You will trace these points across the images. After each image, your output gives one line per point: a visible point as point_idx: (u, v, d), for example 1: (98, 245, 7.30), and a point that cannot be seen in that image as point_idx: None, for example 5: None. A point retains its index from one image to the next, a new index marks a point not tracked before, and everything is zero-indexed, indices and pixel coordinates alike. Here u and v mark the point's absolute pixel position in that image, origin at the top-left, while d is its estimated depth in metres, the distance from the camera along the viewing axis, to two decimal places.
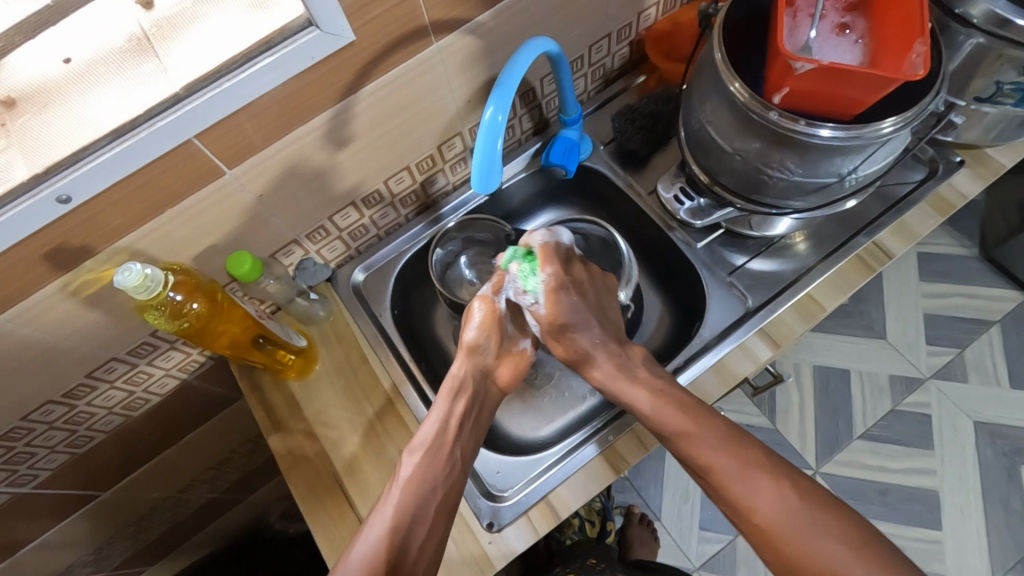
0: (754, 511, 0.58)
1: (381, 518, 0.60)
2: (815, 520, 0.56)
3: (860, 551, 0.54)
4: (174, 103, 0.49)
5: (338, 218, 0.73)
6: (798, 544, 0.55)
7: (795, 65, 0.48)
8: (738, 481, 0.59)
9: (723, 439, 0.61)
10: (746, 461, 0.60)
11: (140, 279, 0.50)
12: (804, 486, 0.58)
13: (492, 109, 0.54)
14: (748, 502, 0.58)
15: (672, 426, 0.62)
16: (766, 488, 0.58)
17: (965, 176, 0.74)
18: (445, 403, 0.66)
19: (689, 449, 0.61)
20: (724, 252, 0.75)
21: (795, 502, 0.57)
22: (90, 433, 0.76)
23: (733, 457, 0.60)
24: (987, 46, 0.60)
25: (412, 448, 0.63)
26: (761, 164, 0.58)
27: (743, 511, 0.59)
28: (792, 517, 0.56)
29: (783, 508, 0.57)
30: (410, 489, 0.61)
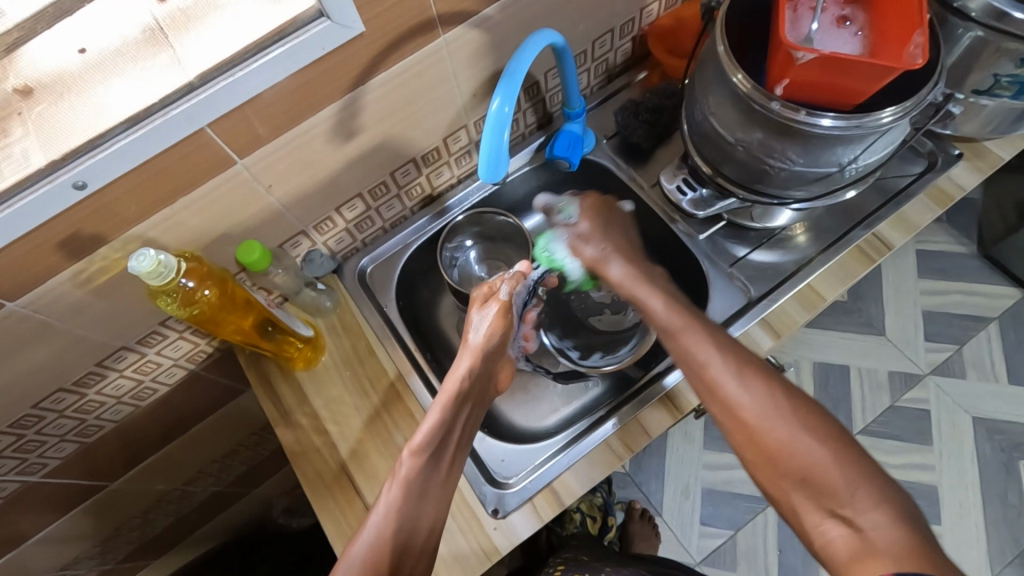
0: (737, 410, 0.57)
1: (379, 517, 0.57)
2: (800, 422, 0.54)
3: (838, 451, 0.52)
4: (188, 91, 0.50)
5: (345, 209, 0.74)
6: (779, 444, 0.54)
7: (797, 55, 0.49)
8: (731, 378, 0.58)
9: (721, 343, 0.61)
10: (738, 362, 0.59)
11: (154, 265, 0.50)
12: (792, 392, 0.57)
13: (500, 100, 0.55)
14: (731, 404, 0.58)
15: (667, 323, 0.65)
16: (757, 385, 0.57)
17: (963, 169, 0.75)
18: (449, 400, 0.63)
19: (678, 344, 0.63)
20: (726, 244, 0.76)
21: (778, 401, 0.56)
22: (99, 423, 0.77)
23: (722, 355, 0.60)
24: (984, 40, 0.61)
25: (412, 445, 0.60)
26: (764, 154, 0.59)
27: (729, 410, 0.58)
28: (768, 416, 0.55)
29: (768, 410, 0.56)
30: (409, 489, 0.58)
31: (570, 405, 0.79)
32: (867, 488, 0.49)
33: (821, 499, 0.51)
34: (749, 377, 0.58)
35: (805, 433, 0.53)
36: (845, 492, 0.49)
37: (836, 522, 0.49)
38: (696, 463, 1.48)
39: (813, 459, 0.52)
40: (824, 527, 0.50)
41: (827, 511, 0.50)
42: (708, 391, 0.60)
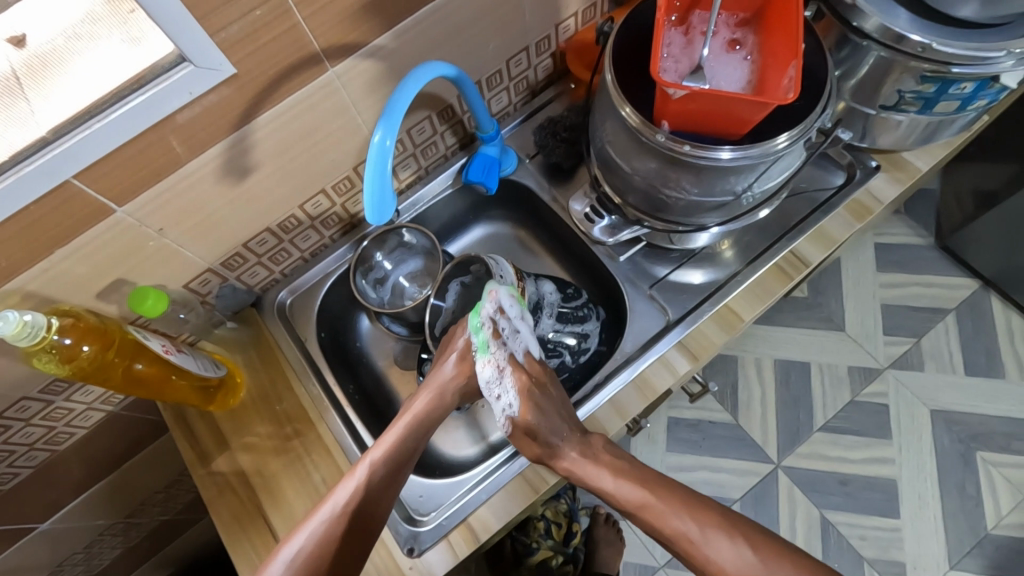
0: (720, 571, 0.56)
1: (361, 475, 0.61)
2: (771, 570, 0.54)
3: (771, 558, 0.55)
4: (41, 147, 0.48)
5: (254, 243, 0.72)
6: (718, 554, 0.57)
7: (671, 91, 0.47)
8: (701, 544, 0.58)
9: (683, 505, 0.60)
10: (704, 520, 0.59)
11: (18, 327, 0.49)
12: (736, 524, 0.58)
13: (380, 134, 0.52)
14: (708, 564, 0.57)
15: (533, 455, 0.64)
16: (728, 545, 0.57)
17: (882, 181, 0.74)
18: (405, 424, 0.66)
19: (652, 520, 0.60)
20: (647, 264, 0.75)
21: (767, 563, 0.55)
22: (13, 470, 0.75)
23: (682, 517, 0.60)
24: (888, 58, 0.61)
25: (402, 421, 0.66)
26: (660, 184, 0.57)
27: (693, 555, 0.58)
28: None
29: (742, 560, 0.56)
30: (389, 467, 0.62)
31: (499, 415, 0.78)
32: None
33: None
34: (699, 517, 0.59)
35: (742, 553, 0.56)
36: None
37: None
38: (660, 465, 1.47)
39: None
40: None
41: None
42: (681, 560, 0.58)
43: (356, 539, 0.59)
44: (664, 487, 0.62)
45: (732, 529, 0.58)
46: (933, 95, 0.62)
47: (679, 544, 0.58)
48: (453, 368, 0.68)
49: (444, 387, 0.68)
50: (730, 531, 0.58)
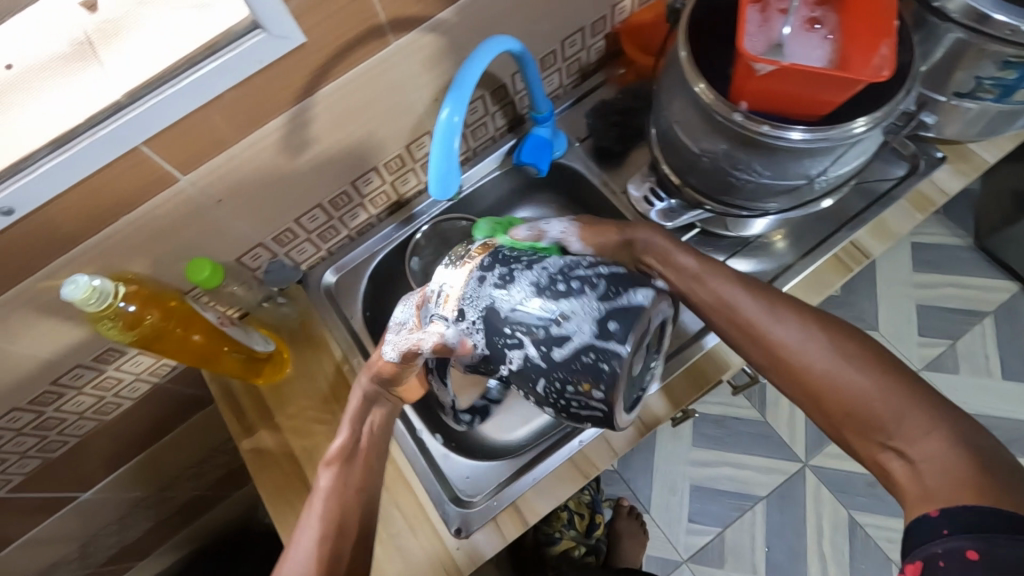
0: (783, 351, 0.54)
1: (327, 488, 0.57)
2: (850, 355, 0.52)
3: (884, 381, 0.50)
4: (116, 110, 0.48)
5: (305, 219, 0.72)
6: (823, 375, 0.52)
7: (756, 66, 0.46)
8: (768, 319, 0.55)
9: (745, 279, 0.58)
10: (775, 303, 0.56)
11: (88, 292, 0.50)
12: (878, 356, 0.52)
13: (449, 110, 0.52)
14: (830, 386, 0.51)
15: (767, 361, 0.56)
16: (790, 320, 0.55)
17: (946, 173, 0.72)
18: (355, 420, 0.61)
19: (704, 289, 0.59)
20: (699, 251, 0.74)
21: (835, 341, 0.53)
22: (62, 438, 0.76)
23: (875, 379, 0.50)
24: (967, 42, 0.58)
25: (349, 422, 0.60)
26: (729, 166, 0.57)
27: (770, 349, 0.55)
28: (825, 362, 0.52)
29: (881, 396, 0.49)
30: (343, 468, 0.58)
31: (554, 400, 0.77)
32: (919, 414, 0.48)
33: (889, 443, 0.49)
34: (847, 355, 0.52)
35: (880, 389, 0.50)
36: (895, 420, 0.48)
37: (889, 454, 0.49)
38: (682, 459, 1.42)
39: (888, 419, 0.49)
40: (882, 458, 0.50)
41: (881, 444, 0.49)
42: (795, 378, 0.54)
43: (342, 543, 0.54)
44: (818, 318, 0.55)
45: (868, 358, 0.51)
46: (1013, 82, 0.60)
47: (809, 369, 0.52)
48: (367, 387, 0.61)
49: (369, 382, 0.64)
50: (804, 315, 0.55)
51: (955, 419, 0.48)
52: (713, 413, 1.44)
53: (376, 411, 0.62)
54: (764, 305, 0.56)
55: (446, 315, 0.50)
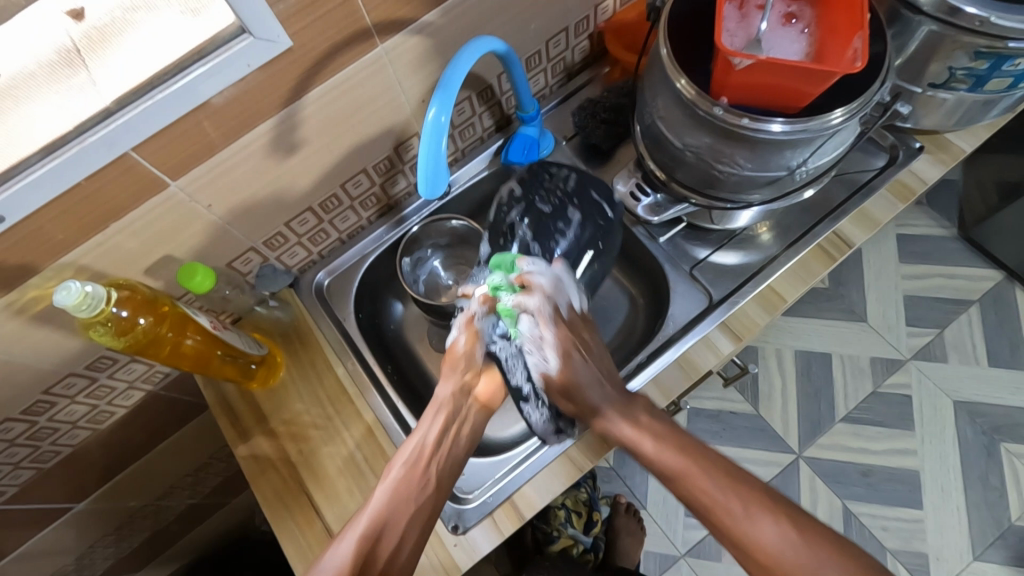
0: (728, 532, 0.51)
1: (381, 499, 0.58)
2: (785, 536, 0.50)
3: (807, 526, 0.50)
4: (106, 117, 0.49)
5: (296, 223, 0.72)
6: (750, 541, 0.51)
7: (734, 61, 0.48)
8: (731, 512, 0.52)
9: (705, 460, 0.56)
10: (723, 487, 0.53)
11: (81, 297, 0.51)
12: (828, 545, 0.49)
13: (436, 110, 0.54)
14: (750, 544, 0.51)
15: (675, 467, 0.56)
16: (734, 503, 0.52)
17: (926, 163, 0.74)
18: (430, 421, 0.64)
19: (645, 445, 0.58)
20: (687, 245, 0.75)
21: (764, 519, 0.51)
22: (55, 448, 0.76)
23: (797, 547, 0.49)
24: (939, 33, 0.60)
25: (421, 427, 0.63)
26: (713, 160, 0.58)
27: (707, 514, 0.53)
28: (756, 542, 0.50)
29: (788, 547, 0.49)
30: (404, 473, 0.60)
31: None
32: None
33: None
34: (757, 511, 0.52)
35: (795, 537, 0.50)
36: None
37: None
38: None
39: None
40: None
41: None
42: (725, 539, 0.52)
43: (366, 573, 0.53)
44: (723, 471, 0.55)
45: (813, 541, 0.49)
46: (985, 72, 0.62)
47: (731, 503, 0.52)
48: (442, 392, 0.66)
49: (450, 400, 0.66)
50: (755, 497, 0.52)
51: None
52: (707, 408, 1.45)
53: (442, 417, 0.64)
54: (704, 472, 0.54)
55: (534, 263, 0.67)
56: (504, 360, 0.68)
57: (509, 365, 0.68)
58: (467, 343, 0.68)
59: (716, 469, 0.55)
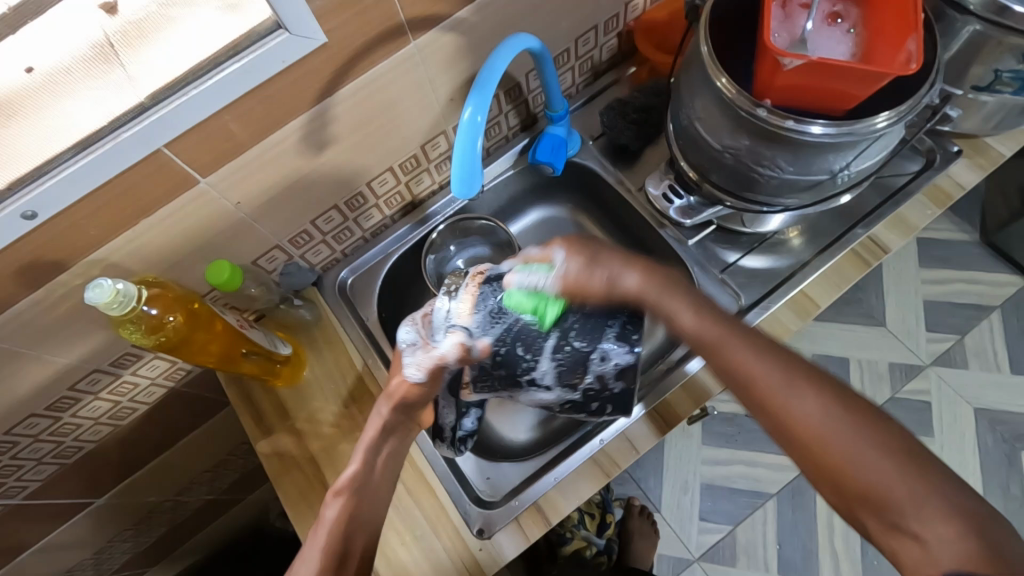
0: (793, 427, 0.49)
1: (327, 534, 0.55)
2: (861, 431, 0.47)
3: (903, 462, 0.46)
4: (141, 112, 0.48)
5: (321, 221, 0.71)
6: (835, 457, 0.47)
7: (784, 61, 0.46)
8: (784, 390, 0.50)
9: (768, 346, 0.53)
10: (794, 372, 0.51)
11: (111, 295, 0.51)
12: (903, 446, 0.47)
13: (471, 109, 0.53)
14: (788, 421, 0.50)
15: (708, 337, 0.55)
16: (812, 397, 0.49)
17: (963, 167, 0.72)
18: (368, 440, 0.60)
19: (721, 355, 0.54)
20: (716, 248, 0.74)
21: (841, 417, 0.48)
22: (78, 444, 0.76)
23: (890, 464, 0.46)
24: (986, 34, 0.58)
25: (360, 453, 0.59)
26: (751, 161, 0.57)
27: (780, 418, 0.50)
28: (832, 437, 0.48)
29: (855, 444, 0.47)
30: (349, 500, 0.57)
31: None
32: (933, 501, 0.44)
33: (884, 515, 0.45)
34: (817, 388, 0.50)
35: (890, 460, 0.46)
36: (906, 506, 0.44)
37: (899, 535, 0.44)
38: (695, 458, 1.40)
39: (905, 506, 0.44)
40: (891, 541, 0.45)
41: (894, 527, 0.45)
42: (807, 458, 0.49)
43: None
44: (778, 353, 0.53)
45: (886, 442, 0.47)
46: None
47: (822, 438, 0.48)
48: (387, 421, 0.60)
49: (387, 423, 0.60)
50: (823, 389, 0.50)
51: (960, 494, 0.44)
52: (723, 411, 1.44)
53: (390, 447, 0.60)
54: (778, 377, 0.51)
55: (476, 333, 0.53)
56: (438, 401, 0.63)
57: (441, 409, 0.64)
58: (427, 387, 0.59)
59: (796, 363, 0.52)
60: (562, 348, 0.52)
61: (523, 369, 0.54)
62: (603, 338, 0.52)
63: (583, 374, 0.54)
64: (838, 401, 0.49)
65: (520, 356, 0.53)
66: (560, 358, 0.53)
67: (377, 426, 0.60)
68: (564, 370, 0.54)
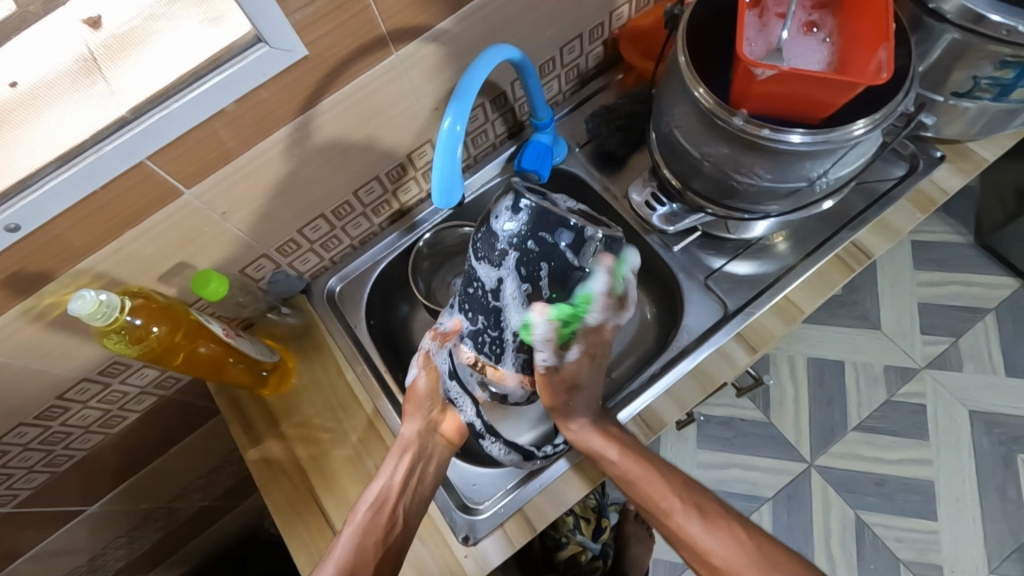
0: (685, 537, 0.63)
1: (344, 547, 0.61)
2: (717, 530, 0.62)
3: (755, 557, 0.60)
4: (122, 125, 0.49)
5: (308, 230, 0.72)
6: (696, 541, 0.62)
7: (756, 71, 0.47)
8: (681, 513, 0.64)
9: (639, 449, 0.66)
10: (673, 488, 0.65)
11: (95, 307, 0.52)
12: (745, 532, 0.63)
13: (450, 120, 0.54)
14: (680, 533, 0.63)
15: (617, 460, 0.64)
16: (697, 520, 0.63)
17: (947, 172, 0.72)
18: (392, 460, 0.64)
19: (631, 487, 0.65)
20: (702, 254, 0.74)
21: (708, 532, 0.62)
22: (68, 452, 0.76)
23: (740, 552, 0.61)
24: (964, 42, 0.59)
25: (382, 472, 0.64)
26: (730, 170, 0.57)
27: (668, 523, 0.64)
28: (717, 554, 0.61)
29: (737, 556, 0.61)
30: (368, 516, 0.62)
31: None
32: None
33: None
34: (695, 513, 0.64)
35: (730, 549, 0.61)
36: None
37: None
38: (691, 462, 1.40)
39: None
40: None
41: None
42: (683, 547, 0.63)
43: None
44: (648, 460, 0.65)
45: (736, 530, 0.62)
46: (1010, 81, 0.61)
47: (708, 557, 0.62)
48: (405, 434, 0.65)
49: (409, 445, 0.65)
50: (703, 511, 0.64)
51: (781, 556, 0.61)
52: (718, 415, 1.44)
53: (407, 458, 0.64)
54: (674, 499, 0.64)
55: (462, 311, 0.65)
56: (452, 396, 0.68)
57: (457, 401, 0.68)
58: (425, 379, 0.68)
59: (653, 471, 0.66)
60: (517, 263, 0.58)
61: (489, 297, 0.61)
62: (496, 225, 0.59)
63: (540, 264, 0.58)
64: (729, 533, 0.62)
65: (486, 297, 0.61)
66: (518, 265, 0.58)
67: (400, 449, 0.64)
68: (527, 290, 0.59)
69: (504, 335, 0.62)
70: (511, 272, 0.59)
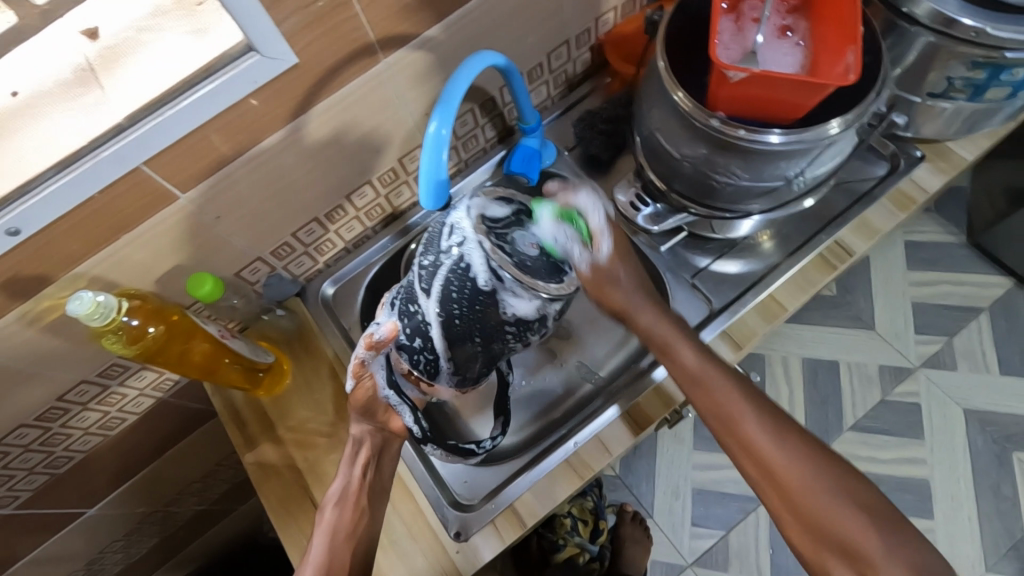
0: (772, 469, 0.60)
1: None
2: (818, 475, 0.58)
3: (871, 516, 0.56)
4: (118, 132, 0.50)
5: (302, 233, 0.73)
6: (812, 505, 0.57)
7: (730, 73, 0.49)
8: (767, 436, 0.61)
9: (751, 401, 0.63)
10: (769, 420, 0.62)
11: (92, 307, 0.53)
12: (854, 487, 0.58)
13: (436, 123, 0.56)
14: (767, 463, 0.60)
15: (693, 372, 0.64)
16: (790, 442, 0.60)
17: (926, 171, 0.74)
18: (349, 457, 0.65)
19: (709, 398, 0.63)
20: (688, 254, 0.76)
21: (790, 443, 0.60)
22: (67, 454, 0.77)
23: (846, 501, 0.57)
24: (936, 44, 0.60)
25: (341, 468, 0.64)
26: (710, 170, 0.59)
27: (745, 444, 0.61)
28: (800, 479, 0.58)
29: (795, 473, 0.59)
30: (335, 510, 0.63)
31: (561, 377, 0.80)
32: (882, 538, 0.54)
33: (849, 558, 0.55)
34: (779, 436, 0.61)
35: (831, 491, 0.57)
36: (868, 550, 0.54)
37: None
38: (687, 463, 1.41)
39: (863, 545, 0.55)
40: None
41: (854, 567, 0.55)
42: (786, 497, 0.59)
43: None
44: (766, 409, 0.63)
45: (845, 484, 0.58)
46: (983, 81, 0.62)
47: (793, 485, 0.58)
48: (356, 432, 0.64)
49: (362, 441, 0.65)
50: (782, 430, 0.61)
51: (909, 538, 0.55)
52: None
53: (363, 455, 0.64)
54: (752, 418, 0.62)
55: (400, 314, 0.63)
56: (393, 403, 0.65)
57: (399, 409, 0.65)
58: (368, 389, 0.63)
59: (742, 387, 0.64)
60: (452, 312, 0.60)
61: (422, 326, 0.61)
62: (436, 245, 0.61)
63: (463, 306, 0.60)
64: (798, 447, 0.60)
65: (423, 324, 0.61)
66: (454, 315, 0.60)
67: (356, 447, 0.65)
68: (449, 327, 0.61)
69: (438, 361, 0.63)
70: (435, 316, 0.60)
